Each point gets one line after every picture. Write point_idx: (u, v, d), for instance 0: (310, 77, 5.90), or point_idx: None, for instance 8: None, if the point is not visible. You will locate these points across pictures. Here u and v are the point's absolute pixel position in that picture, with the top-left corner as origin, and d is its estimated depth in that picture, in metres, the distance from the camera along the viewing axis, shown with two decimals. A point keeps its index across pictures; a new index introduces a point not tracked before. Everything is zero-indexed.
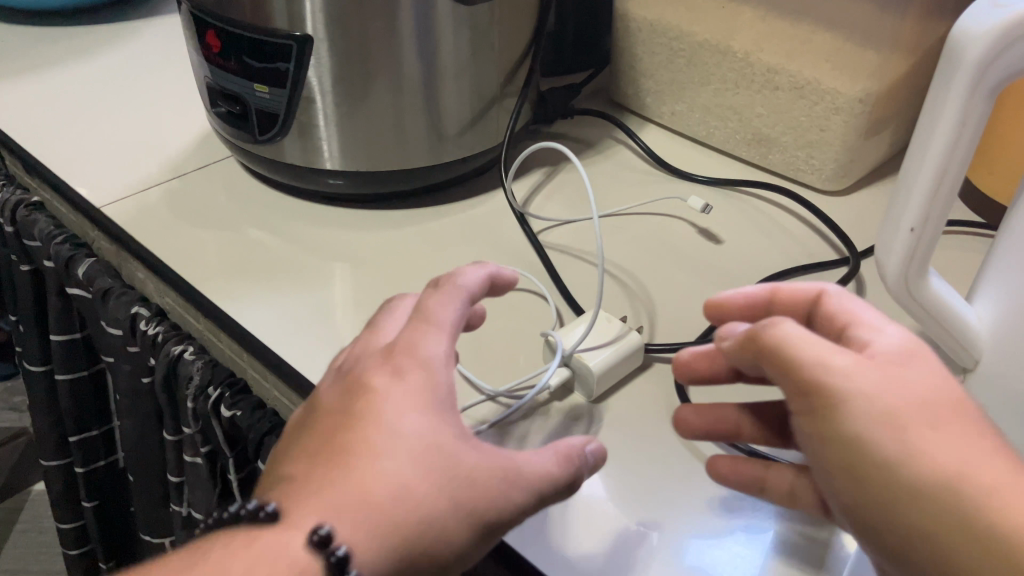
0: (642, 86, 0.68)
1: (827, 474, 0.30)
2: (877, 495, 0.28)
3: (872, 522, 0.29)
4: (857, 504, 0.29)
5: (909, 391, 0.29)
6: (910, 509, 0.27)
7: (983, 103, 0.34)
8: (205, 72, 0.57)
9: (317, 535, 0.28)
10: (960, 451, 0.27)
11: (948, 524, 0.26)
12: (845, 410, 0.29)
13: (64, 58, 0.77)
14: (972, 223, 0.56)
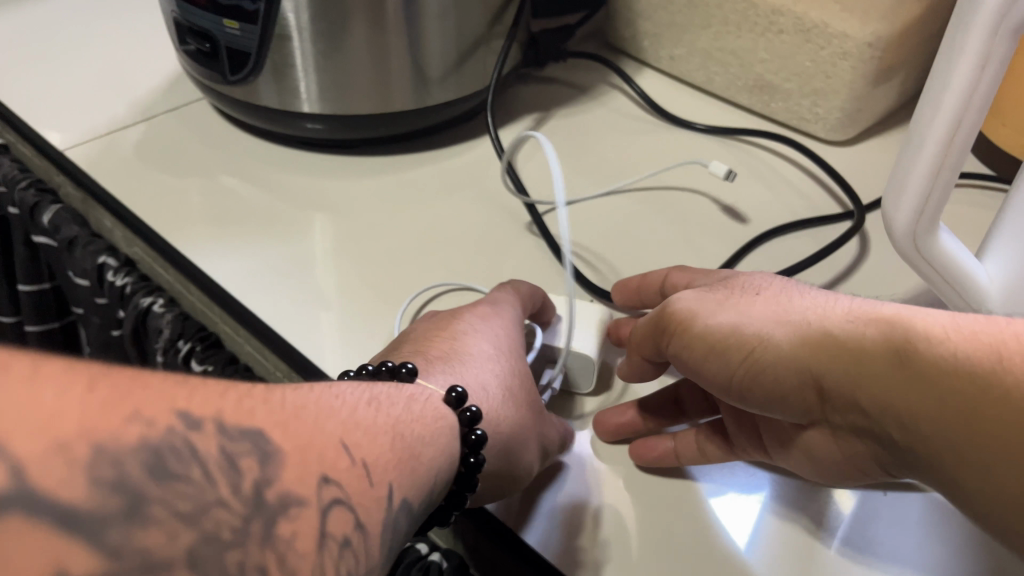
0: (639, 29, 0.64)
1: (705, 377, 0.36)
2: (741, 361, 0.34)
3: (754, 397, 0.34)
4: (733, 383, 0.35)
5: (738, 290, 0.36)
6: (762, 357, 0.33)
7: (1007, 42, 0.31)
8: (173, 8, 0.54)
9: (455, 391, 0.33)
10: (789, 303, 0.34)
11: (797, 347, 0.32)
12: (679, 320, 0.36)
13: None
14: (982, 176, 0.53)
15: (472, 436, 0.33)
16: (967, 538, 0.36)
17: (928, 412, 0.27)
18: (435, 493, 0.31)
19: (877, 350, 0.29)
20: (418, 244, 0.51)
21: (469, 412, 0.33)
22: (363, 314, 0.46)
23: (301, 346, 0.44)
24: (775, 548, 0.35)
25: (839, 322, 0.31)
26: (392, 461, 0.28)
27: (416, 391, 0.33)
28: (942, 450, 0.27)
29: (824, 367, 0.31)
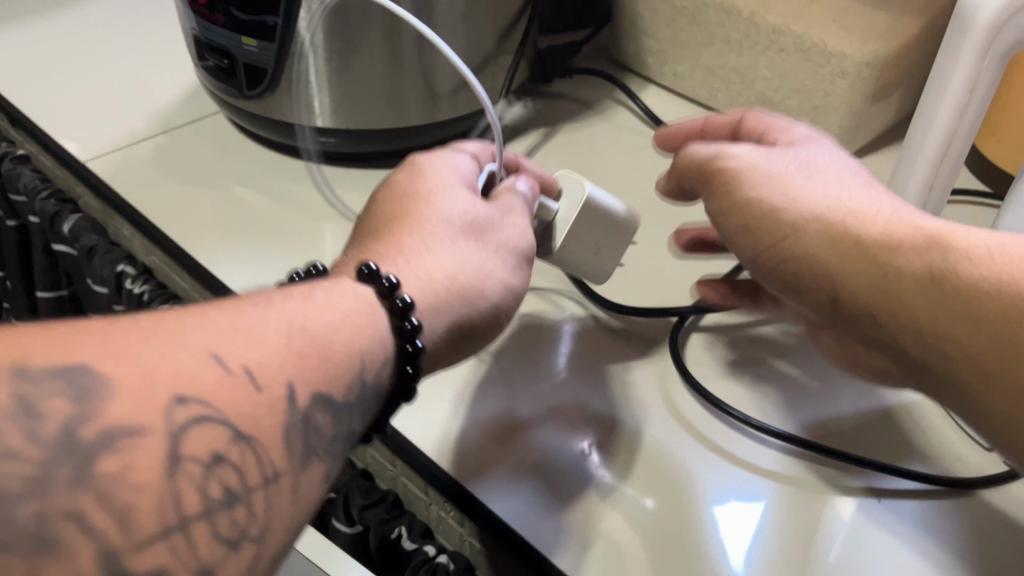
0: (644, 46, 0.66)
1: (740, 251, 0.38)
2: (772, 244, 0.36)
3: (781, 275, 0.37)
4: (763, 263, 0.37)
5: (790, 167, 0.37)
6: (792, 247, 0.35)
7: (994, 67, 0.33)
8: (192, 24, 0.55)
9: (367, 267, 0.32)
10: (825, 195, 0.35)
11: (829, 244, 0.34)
12: (730, 192, 0.38)
13: (48, 7, 0.75)
14: (978, 193, 0.55)
15: (399, 303, 0.31)
16: (955, 545, 0.37)
17: (943, 327, 0.30)
18: (363, 388, 0.30)
19: (911, 258, 0.31)
20: None
21: (385, 283, 0.31)
22: None
23: None
24: (772, 552, 0.37)
25: (880, 226, 0.33)
26: (286, 350, 0.27)
27: (322, 284, 0.31)
28: (947, 358, 0.30)
29: (851, 264, 0.33)
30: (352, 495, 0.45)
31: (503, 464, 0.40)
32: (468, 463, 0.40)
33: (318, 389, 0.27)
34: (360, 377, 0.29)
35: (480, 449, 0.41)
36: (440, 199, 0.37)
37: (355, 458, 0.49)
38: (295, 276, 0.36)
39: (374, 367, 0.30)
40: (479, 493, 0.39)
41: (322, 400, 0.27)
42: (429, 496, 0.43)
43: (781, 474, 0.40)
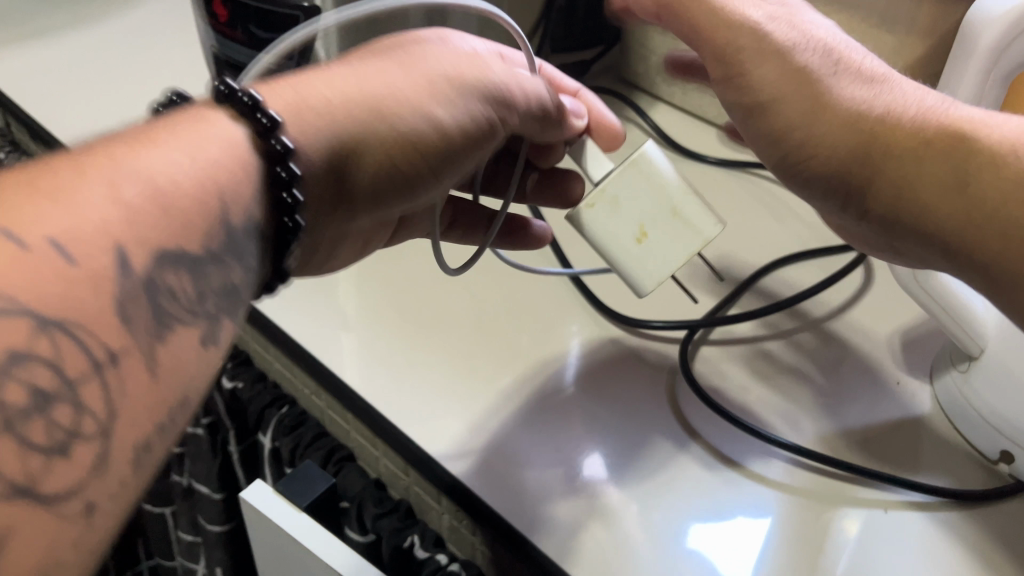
0: (653, 64, 0.67)
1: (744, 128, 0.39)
2: (781, 124, 0.37)
3: (799, 163, 0.37)
4: (768, 141, 0.38)
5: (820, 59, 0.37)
6: (808, 129, 0.36)
7: (997, 88, 0.35)
8: (211, 41, 0.57)
9: (250, 97, 0.29)
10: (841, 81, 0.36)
11: (847, 131, 0.35)
12: (750, 78, 0.37)
13: (71, 24, 0.76)
14: None
15: (274, 147, 0.29)
16: (959, 557, 0.38)
17: (969, 207, 0.32)
18: (229, 228, 0.27)
19: (939, 147, 0.33)
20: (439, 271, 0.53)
21: (245, 99, 0.29)
22: (388, 335, 0.48)
23: (327, 364, 0.46)
24: (780, 564, 0.37)
25: (910, 116, 0.34)
26: (140, 176, 0.25)
27: (188, 122, 0.28)
28: (969, 235, 0.32)
29: (882, 149, 0.34)
30: (365, 504, 0.45)
31: (515, 473, 0.41)
32: (481, 471, 0.41)
33: (168, 226, 0.25)
34: (220, 213, 0.27)
35: (493, 459, 0.41)
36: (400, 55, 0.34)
37: (369, 467, 0.50)
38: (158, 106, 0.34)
39: (238, 196, 0.28)
40: (492, 502, 0.39)
41: (170, 256, 0.25)
42: (442, 506, 0.44)
43: (789, 485, 0.41)
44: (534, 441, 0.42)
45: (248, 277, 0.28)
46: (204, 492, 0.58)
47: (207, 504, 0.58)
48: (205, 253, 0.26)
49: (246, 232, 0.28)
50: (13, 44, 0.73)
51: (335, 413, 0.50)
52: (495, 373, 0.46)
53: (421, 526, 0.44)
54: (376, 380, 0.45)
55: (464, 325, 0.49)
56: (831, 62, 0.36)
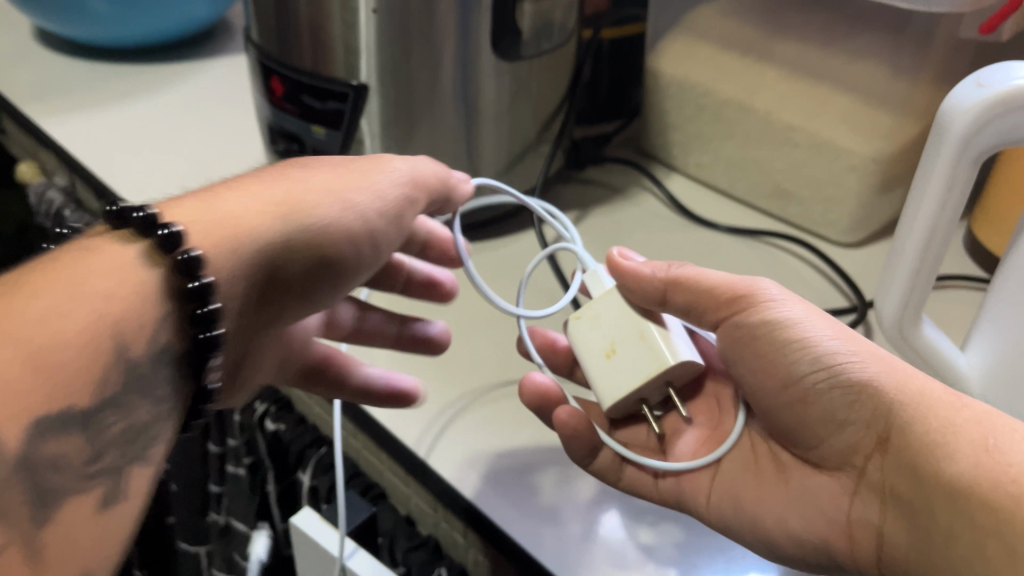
0: (670, 138, 0.72)
1: (758, 386, 0.42)
2: (788, 384, 0.40)
3: (803, 412, 0.40)
4: (783, 398, 0.41)
5: (819, 325, 0.40)
6: (815, 396, 0.39)
7: (968, 167, 0.40)
8: (267, 113, 0.63)
9: (187, 254, 0.34)
10: (872, 353, 0.38)
11: (866, 405, 0.37)
12: (768, 332, 0.40)
13: (139, 92, 0.84)
14: (976, 278, 0.59)
15: (193, 286, 0.34)
16: None
17: (969, 517, 0.32)
18: (131, 362, 0.32)
19: (970, 452, 0.33)
20: (468, 326, 0.57)
21: (163, 233, 0.34)
22: (420, 383, 0.52)
23: (364, 407, 0.50)
24: None
25: (936, 398, 0.36)
26: (24, 340, 0.29)
27: (91, 265, 0.33)
28: (976, 536, 0.32)
29: (894, 420, 0.36)
30: (397, 539, 0.49)
31: (538, 521, 0.44)
32: (507, 510, 0.44)
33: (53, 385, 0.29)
34: (115, 349, 0.31)
35: (517, 502, 0.45)
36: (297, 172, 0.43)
37: (399, 504, 0.53)
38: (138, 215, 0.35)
39: (129, 331, 0.32)
40: (517, 538, 0.43)
41: (58, 420, 0.29)
42: (468, 541, 0.48)
43: None
44: (553, 486, 0.46)
45: (157, 407, 0.34)
46: (239, 530, 0.60)
47: (241, 542, 0.61)
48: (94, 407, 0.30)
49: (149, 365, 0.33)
50: (81, 110, 0.80)
51: (370, 454, 0.53)
52: (519, 420, 0.50)
53: (448, 560, 0.48)
54: (407, 422, 0.49)
55: (487, 375, 0.53)
56: (844, 336, 0.39)
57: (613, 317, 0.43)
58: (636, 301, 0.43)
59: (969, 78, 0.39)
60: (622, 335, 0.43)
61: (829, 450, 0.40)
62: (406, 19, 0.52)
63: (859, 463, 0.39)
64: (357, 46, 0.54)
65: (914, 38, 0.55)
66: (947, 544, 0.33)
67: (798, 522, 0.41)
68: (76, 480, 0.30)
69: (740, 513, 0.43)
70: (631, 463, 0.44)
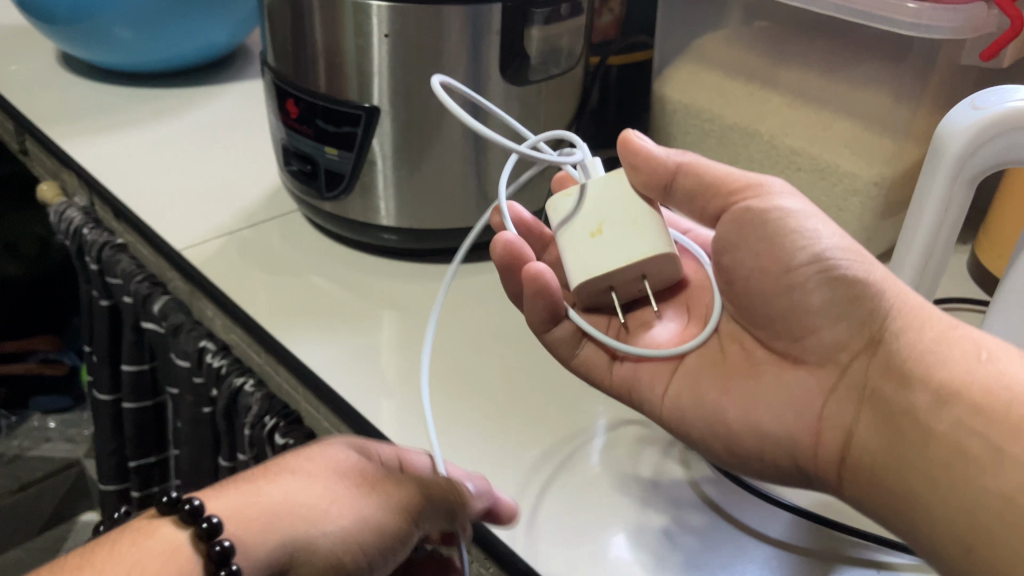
0: None
1: (741, 276, 0.42)
2: (778, 276, 0.40)
3: (791, 302, 0.40)
4: (769, 289, 0.41)
5: (825, 223, 0.40)
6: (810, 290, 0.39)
7: (963, 188, 0.41)
8: (282, 135, 0.65)
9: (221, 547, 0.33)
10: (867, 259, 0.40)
11: (866, 305, 0.39)
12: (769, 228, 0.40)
13: (159, 115, 0.86)
14: (978, 299, 0.60)
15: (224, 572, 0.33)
16: None
17: (953, 416, 0.35)
18: None
19: (962, 360, 0.36)
20: (475, 344, 0.58)
21: (204, 524, 0.34)
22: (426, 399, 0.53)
23: (371, 421, 0.51)
24: None
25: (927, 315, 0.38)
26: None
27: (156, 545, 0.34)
28: (961, 434, 0.34)
29: (888, 329, 0.38)
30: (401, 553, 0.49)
31: (540, 536, 0.44)
32: (510, 524, 0.44)
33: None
34: None
35: (518, 516, 0.45)
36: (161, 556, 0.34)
37: None
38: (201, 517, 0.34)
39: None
40: (518, 549, 0.43)
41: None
42: (473, 554, 0.48)
43: (792, 543, 0.44)
44: (557, 503, 0.46)
45: None
46: None
47: None
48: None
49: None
50: (101, 132, 0.82)
51: None
52: (528, 438, 0.50)
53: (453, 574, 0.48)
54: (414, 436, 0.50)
55: (492, 394, 0.54)
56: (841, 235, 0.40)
57: (609, 198, 0.43)
58: (639, 183, 0.42)
59: (965, 100, 0.40)
60: (613, 216, 0.42)
61: (811, 346, 0.41)
62: (419, 44, 0.54)
63: (843, 363, 0.40)
64: (370, 71, 0.56)
65: (915, 66, 0.56)
66: (925, 443, 0.35)
67: (770, 417, 0.41)
68: None
69: (705, 415, 0.43)
70: (592, 341, 0.46)
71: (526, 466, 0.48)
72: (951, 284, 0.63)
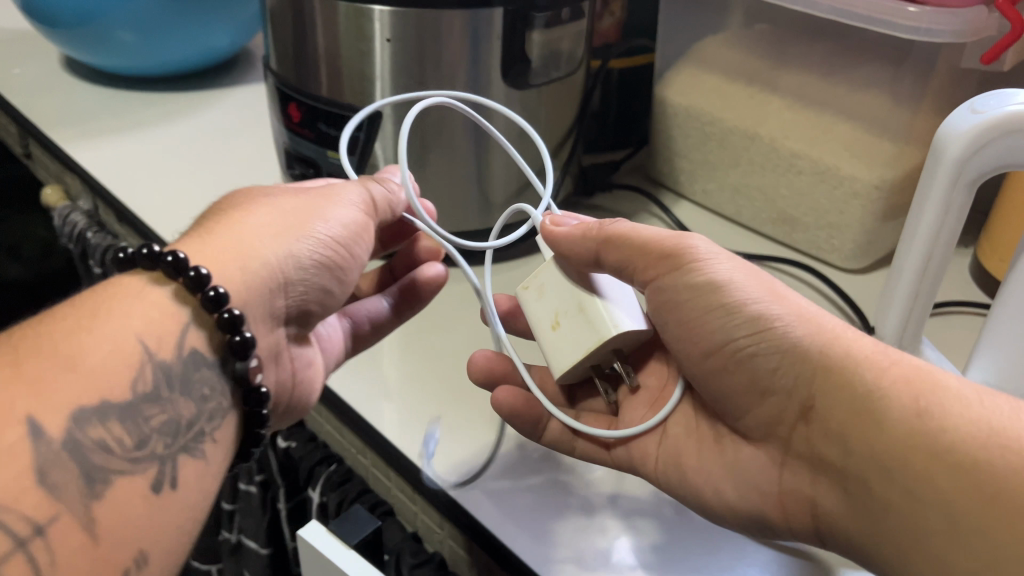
0: (677, 165, 0.73)
1: (683, 346, 0.43)
2: (713, 348, 0.41)
3: (730, 374, 0.41)
4: (708, 356, 0.42)
5: (749, 284, 0.40)
6: (741, 360, 0.40)
7: (963, 193, 0.41)
8: (284, 138, 0.65)
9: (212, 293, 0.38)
10: (793, 315, 0.39)
11: (796, 371, 0.38)
12: (696, 298, 0.41)
13: (163, 119, 0.86)
14: (980, 303, 0.60)
15: (224, 318, 0.38)
16: None
17: (897, 484, 0.34)
18: (158, 372, 0.36)
19: (902, 417, 0.34)
20: (477, 347, 0.58)
21: (192, 274, 0.38)
22: (428, 402, 0.53)
23: (373, 425, 0.51)
24: None
25: (863, 360, 0.37)
26: (79, 360, 0.34)
27: (131, 296, 0.38)
28: (915, 504, 0.34)
29: (824, 390, 0.37)
30: (403, 554, 0.49)
31: (540, 542, 0.44)
32: (511, 529, 0.44)
33: (95, 389, 0.34)
34: (145, 361, 0.36)
35: (518, 522, 0.45)
36: (138, 307, 0.37)
37: (408, 521, 0.54)
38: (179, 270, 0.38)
39: (170, 345, 0.37)
40: (519, 554, 0.43)
41: (94, 410, 0.34)
42: (475, 556, 0.48)
43: (793, 547, 0.44)
44: (556, 509, 0.46)
45: (201, 403, 0.38)
46: (253, 547, 0.62)
47: (254, 560, 0.63)
48: (142, 395, 0.36)
49: (190, 357, 0.38)
50: (104, 136, 0.82)
51: (379, 471, 0.54)
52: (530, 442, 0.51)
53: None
54: (416, 439, 0.50)
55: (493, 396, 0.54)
56: (765, 292, 0.40)
57: (556, 290, 0.43)
58: (572, 265, 0.43)
59: (964, 104, 0.40)
60: (565, 307, 0.42)
61: (753, 419, 0.42)
62: (419, 48, 0.54)
63: (786, 433, 0.41)
64: (371, 74, 0.56)
65: (915, 68, 0.56)
66: (885, 513, 0.35)
67: (734, 493, 0.43)
68: (122, 465, 0.34)
69: (683, 481, 0.45)
70: (583, 436, 0.47)
71: (528, 470, 0.48)
72: (953, 287, 0.63)
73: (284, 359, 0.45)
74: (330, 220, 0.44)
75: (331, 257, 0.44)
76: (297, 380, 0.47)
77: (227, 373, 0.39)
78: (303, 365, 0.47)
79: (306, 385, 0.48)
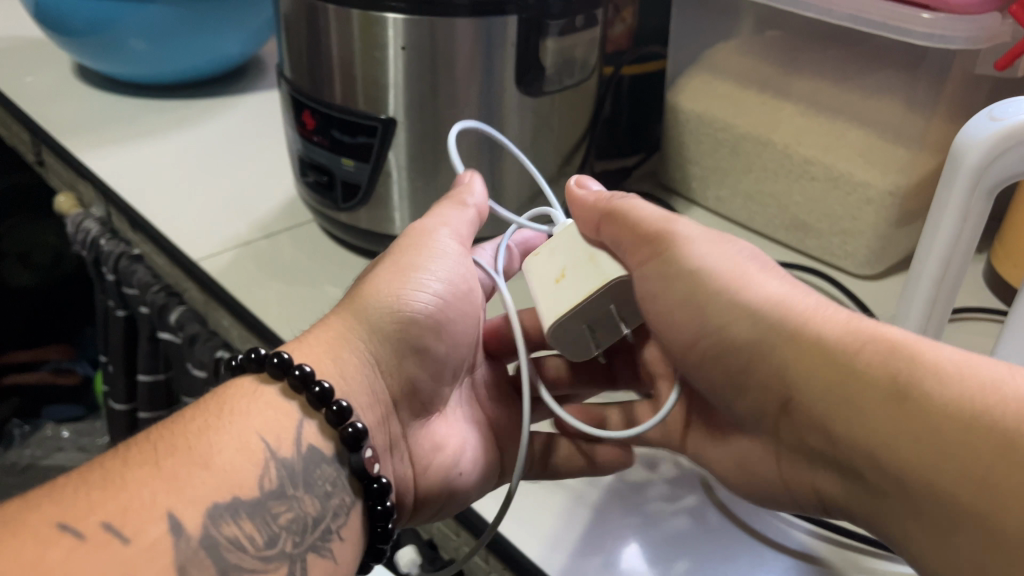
0: (689, 171, 0.73)
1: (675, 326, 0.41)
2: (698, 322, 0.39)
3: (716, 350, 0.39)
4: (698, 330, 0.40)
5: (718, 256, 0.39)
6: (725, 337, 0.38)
7: (980, 201, 0.41)
8: (298, 146, 0.65)
9: (320, 386, 0.38)
10: (761, 298, 0.37)
11: (772, 353, 0.36)
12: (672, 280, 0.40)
13: (174, 126, 0.87)
14: (994, 309, 0.60)
15: (335, 406, 0.39)
16: None
17: (898, 477, 0.32)
18: (280, 460, 0.37)
19: (876, 404, 0.32)
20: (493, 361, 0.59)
21: (298, 373, 0.39)
22: None
23: None
24: None
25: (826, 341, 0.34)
26: (202, 461, 0.35)
27: (246, 398, 0.39)
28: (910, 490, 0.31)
29: (797, 374, 0.35)
30: (420, 563, 0.50)
31: (557, 548, 0.44)
32: (531, 537, 0.44)
33: (227, 489, 0.34)
34: (266, 455, 0.37)
35: (535, 532, 0.45)
36: (254, 410, 0.38)
37: (422, 529, 0.54)
38: (296, 375, 0.39)
39: (286, 436, 0.38)
40: (535, 559, 0.43)
41: (227, 507, 0.34)
42: (490, 564, 0.48)
43: (811, 554, 0.43)
44: (572, 515, 0.46)
45: (325, 501, 0.38)
46: None
47: None
48: (268, 492, 0.36)
49: (309, 452, 0.38)
50: (117, 143, 0.82)
51: None
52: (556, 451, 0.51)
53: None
54: None
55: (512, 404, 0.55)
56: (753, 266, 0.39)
57: (568, 247, 0.44)
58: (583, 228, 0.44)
59: (982, 111, 0.40)
60: (573, 262, 0.43)
61: (745, 392, 0.40)
62: (433, 56, 0.54)
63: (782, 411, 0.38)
64: (385, 81, 0.56)
65: (929, 74, 0.56)
66: (893, 500, 0.33)
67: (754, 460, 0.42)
68: (254, 564, 0.34)
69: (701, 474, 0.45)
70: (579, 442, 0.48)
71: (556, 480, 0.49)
72: (967, 294, 0.62)
73: (400, 449, 0.45)
74: (436, 270, 0.44)
75: (440, 308, 0.44)
76: (420, 469, 0.46)
77: (348, 467, 0.40)
78: (428, 450, 0.46)
79: (437, 472, 0.46)
